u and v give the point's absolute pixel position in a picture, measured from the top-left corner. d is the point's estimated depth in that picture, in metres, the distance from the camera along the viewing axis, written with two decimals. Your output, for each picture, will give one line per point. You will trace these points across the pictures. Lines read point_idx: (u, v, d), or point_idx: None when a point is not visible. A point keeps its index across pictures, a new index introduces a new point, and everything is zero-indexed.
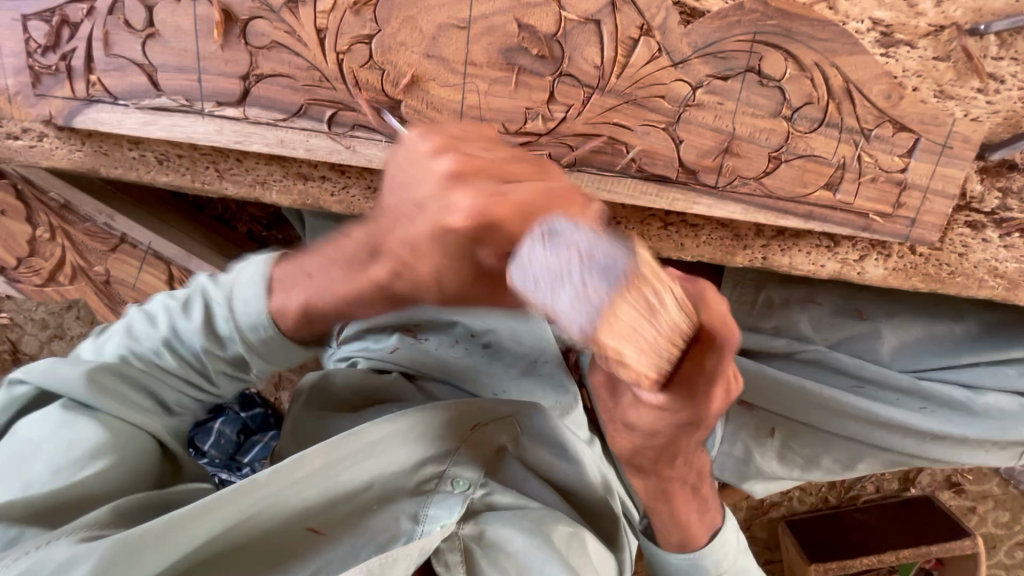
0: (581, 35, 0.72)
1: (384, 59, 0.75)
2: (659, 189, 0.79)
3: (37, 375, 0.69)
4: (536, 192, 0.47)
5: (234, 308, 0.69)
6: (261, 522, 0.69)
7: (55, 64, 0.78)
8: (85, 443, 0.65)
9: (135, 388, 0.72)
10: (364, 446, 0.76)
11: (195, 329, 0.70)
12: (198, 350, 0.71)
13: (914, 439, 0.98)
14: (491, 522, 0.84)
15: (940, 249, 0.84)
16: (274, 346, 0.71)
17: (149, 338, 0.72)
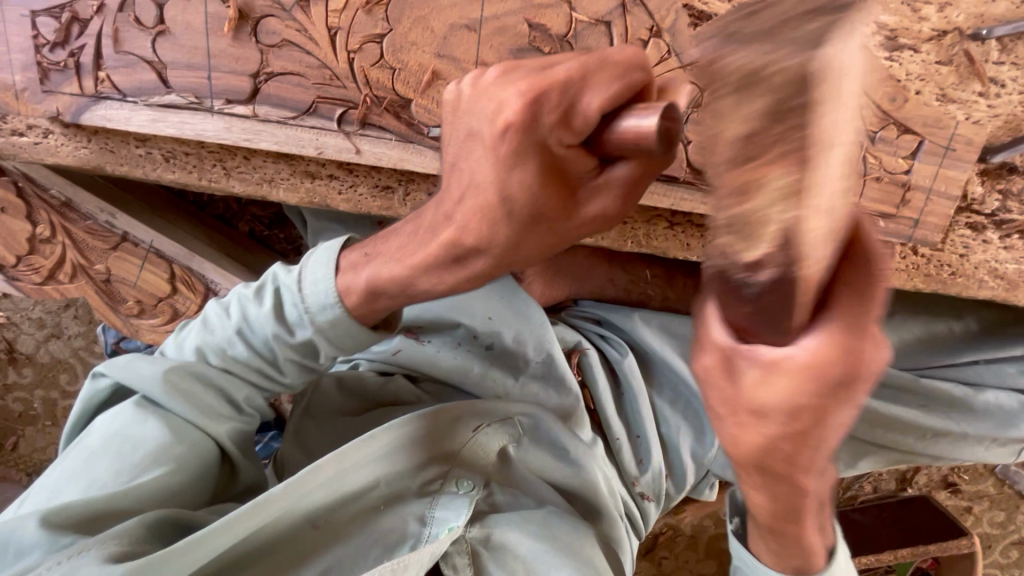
0: (592, 36, 0.73)
1: (395, 58, 0.75)
2: (666, 188, 0.80)
3: (118, 369, 0.74)
4: (577, 70, 0.48)
5: (304, 292, 0.73)
6: (271, 524, 0.69)
7: (63, 61, 0.78)
8: (147, 446, 0.68)
9: (205, 385, 0.75)
10: (368, 447, 0.76)
11: (271, 313, 0.73)
12: (267, 337, 0.74)
13: (916, 436, 0.99)
14: (498, 525, 0.84)
15: (942, 250, 0.85)
16: (341, 331, 0.73)
17: (225, 328, 0.76)
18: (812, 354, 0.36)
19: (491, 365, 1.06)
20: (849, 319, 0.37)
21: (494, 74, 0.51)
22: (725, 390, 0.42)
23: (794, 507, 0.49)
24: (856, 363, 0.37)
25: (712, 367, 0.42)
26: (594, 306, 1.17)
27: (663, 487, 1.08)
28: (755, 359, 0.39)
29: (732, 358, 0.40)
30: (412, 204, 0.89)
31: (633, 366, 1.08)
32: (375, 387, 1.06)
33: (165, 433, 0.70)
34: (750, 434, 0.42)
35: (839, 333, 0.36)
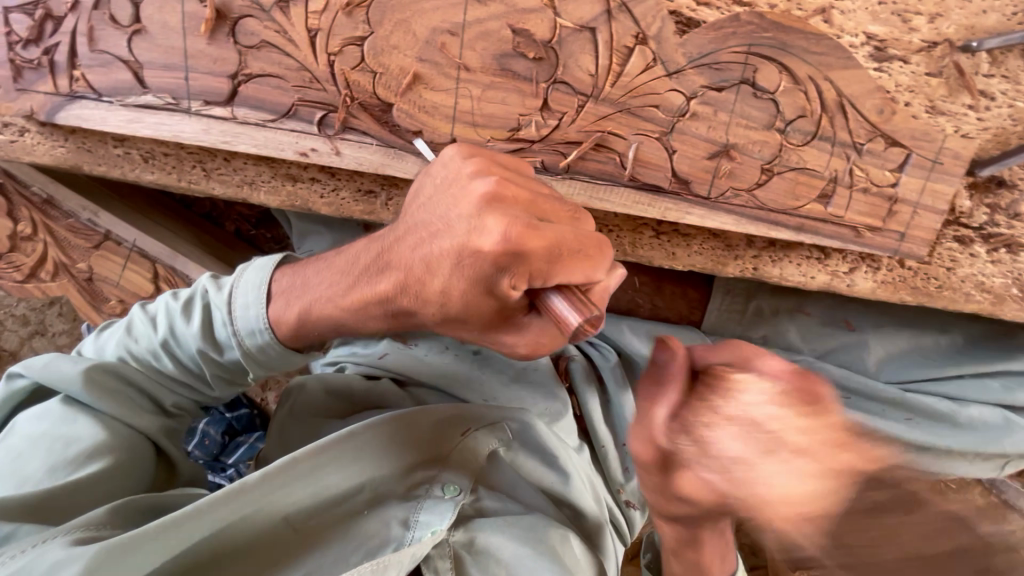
0: (576, 42, 0.71)
1: (376, 62, 0.73)
2: (652, 198, 0.79)
3: (34, 370, 0.71)
4: (565, 234, 0.54)
5: (235, 313, 0.71)
6: (251, 526, 0.68)
7: (37, 58, 0.76)
8: (82, 442, 0.67)
9: (127, 387, 0.73)
10: (350, 448, 0.77)
11: (193, 329, 0.71)
12: (194, 349, 0.72)
13: (900, 450, 0.98)
14: (482, 530, 0.83)
15: (929, 263, 0.86)
16: (273, 354, 0.72)
17: (150, 340, 0.74)
18: (805, 498, 0.39)
19: (477, 369, 1.07)
20: (810, 465, 0.40)
21: (486, 194, 0.54)
22: (657, 478, 0.52)
23: (692, 542, 0.63)
24: (827, 504, 0.40)
25: (645, 454, 0.52)
26: None
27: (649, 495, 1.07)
28: (697, 472, 0.47)
29: (668, 457, 0.50)
30: (395, 208, 0.87)
31: (619, 373, 1.08)
32: (361, 390, 1.04)
33: (98, 430, 0.69)
34: (669, 502, 0.54)
35: (809, 477, 0.40)
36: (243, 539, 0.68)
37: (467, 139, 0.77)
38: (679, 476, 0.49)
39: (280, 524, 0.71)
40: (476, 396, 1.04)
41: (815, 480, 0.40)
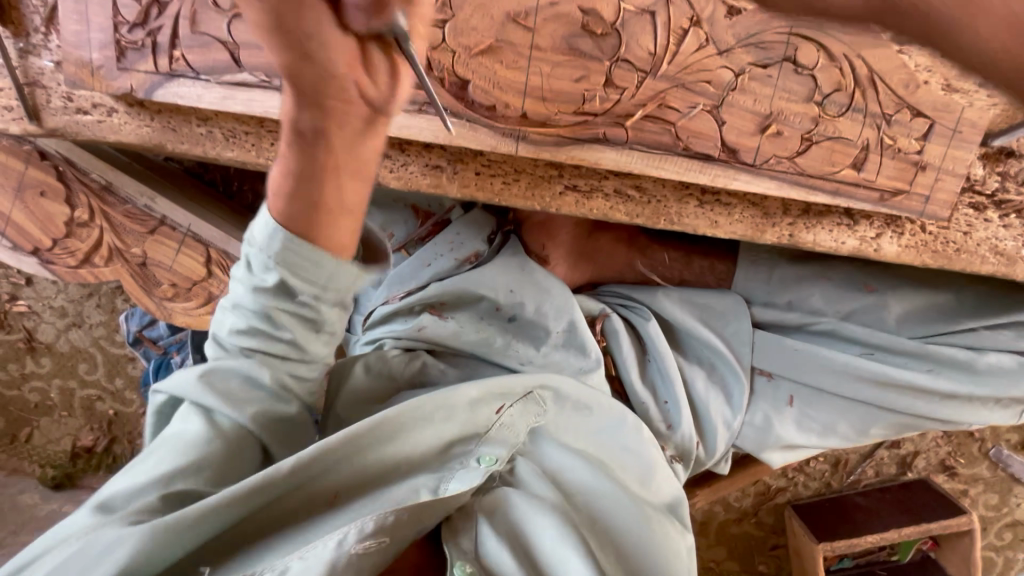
0: (637, 24, 0.80)
1: (456, 41, 0.81)
2: (703, 165, 0.87)
3: (164, 385, 0.79)
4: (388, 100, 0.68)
5: (258, 242, 0.72)
6: (295, 493, 0.79)
7: (141, 40, 0.83)
8: (189, 438, 0.74)
9: (232, 376, 0.78)
10: (383, 431, 0.87)
11: (251, 284, 0.74)
12: (257, 305, 0.75)
13: (925, 400, 1.07)
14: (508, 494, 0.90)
15: (948, 227, 0.94)
16: (295, 259, 0.71)
17: (243, 318, 0.77)
18: None
19: (512, 337, 1.11)
20: None
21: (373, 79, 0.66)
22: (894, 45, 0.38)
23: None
24: None
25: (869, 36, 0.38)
26: (615, 286, 1.23)
27: (691, 449, 1.13)
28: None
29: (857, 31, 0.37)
30: (461, 179, 0.94)
31: (656, 330, 1.13)
32: (402, 367, 1.09)
33: (202, 425, 0.75)
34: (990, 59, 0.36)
35: None
36: (287, 504, 0.79)
37: (537, 113, 0.84)
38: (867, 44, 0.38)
39: (317, 495, 0.81)
40: (511, 361, 1.09)
41: None
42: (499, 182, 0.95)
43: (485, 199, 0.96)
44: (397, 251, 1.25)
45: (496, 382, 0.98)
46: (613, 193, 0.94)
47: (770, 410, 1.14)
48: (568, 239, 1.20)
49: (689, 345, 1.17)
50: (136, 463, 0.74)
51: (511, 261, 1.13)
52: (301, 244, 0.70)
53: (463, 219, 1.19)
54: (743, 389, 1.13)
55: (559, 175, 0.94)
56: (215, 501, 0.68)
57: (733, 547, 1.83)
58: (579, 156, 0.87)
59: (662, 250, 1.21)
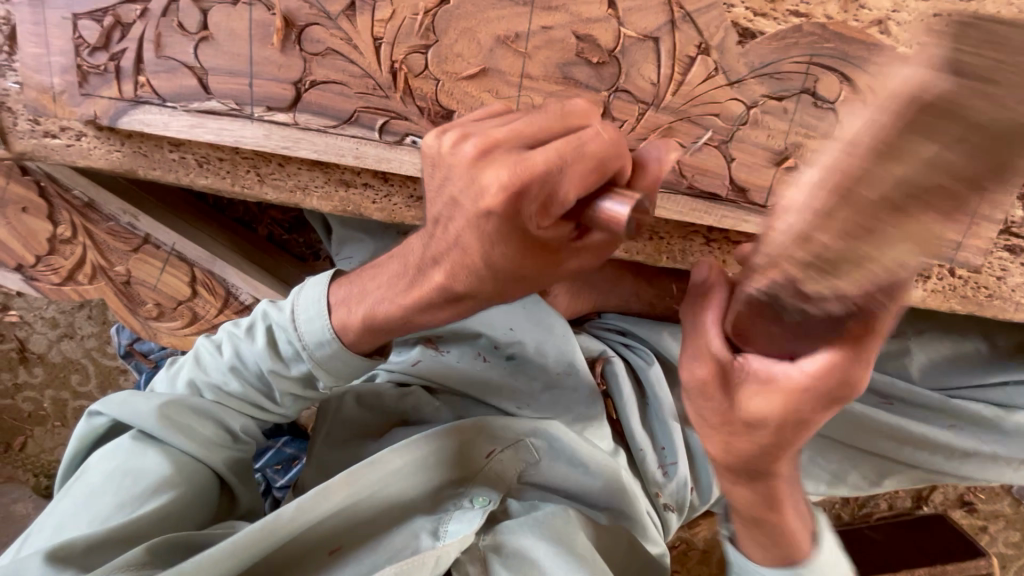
0: (639, 52, 0.72)
1: (440, 69, 0.74)
2: (709, 205, 0.79)
3: (112, 407, 0.80)
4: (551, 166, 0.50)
5: (297, 326, 0.79)
6: (297, 541, 0.79)
7: (104, 64, 0.77)
8: (149, 476, 0.75)
9: (209, 422, 0.82)
10: (384, 474, 0.83)
11: (270, 364, 0.81)
12: (262, 370, 0.82)
13: (944, 457, 0.99)
14: (510, 534, 0.88)
15: (980, 273, 0.86)
16: (338, 360, 0.79)
17: (220, 367, 0.83)
18: (806, 376, 0.55)
19: (510, 376, 1.05)
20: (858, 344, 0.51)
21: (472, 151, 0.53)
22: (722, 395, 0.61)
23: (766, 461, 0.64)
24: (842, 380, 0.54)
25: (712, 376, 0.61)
26: (618, 319, 1.16)
27: (686, 498, 1.08)
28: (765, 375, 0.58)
29: (730, 366, 0.60)
30: None
31: (658, 375, 1.08)
32: (394, 402, 1.06)
33: (165, 464, 0.76)
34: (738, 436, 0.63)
35: (844, 353, 0.52)
36: (288, 550, 0.79)
37: None
38: (745, 394, 0.59)
39: (318, 541, 0.81)
40: (508, 405, 1.03)
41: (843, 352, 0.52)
42: None
43: None
44: None
45: (487, 422, 0.95)
46: None
47: None
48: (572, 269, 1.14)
49: None
50: (91, 497, 0.74)
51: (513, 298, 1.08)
52: (343, 352, 0.77)
53: None
54: None
55: None
56: (221, 555, 0.68)
57: None
58: None
59: (669, 283, 1.16)
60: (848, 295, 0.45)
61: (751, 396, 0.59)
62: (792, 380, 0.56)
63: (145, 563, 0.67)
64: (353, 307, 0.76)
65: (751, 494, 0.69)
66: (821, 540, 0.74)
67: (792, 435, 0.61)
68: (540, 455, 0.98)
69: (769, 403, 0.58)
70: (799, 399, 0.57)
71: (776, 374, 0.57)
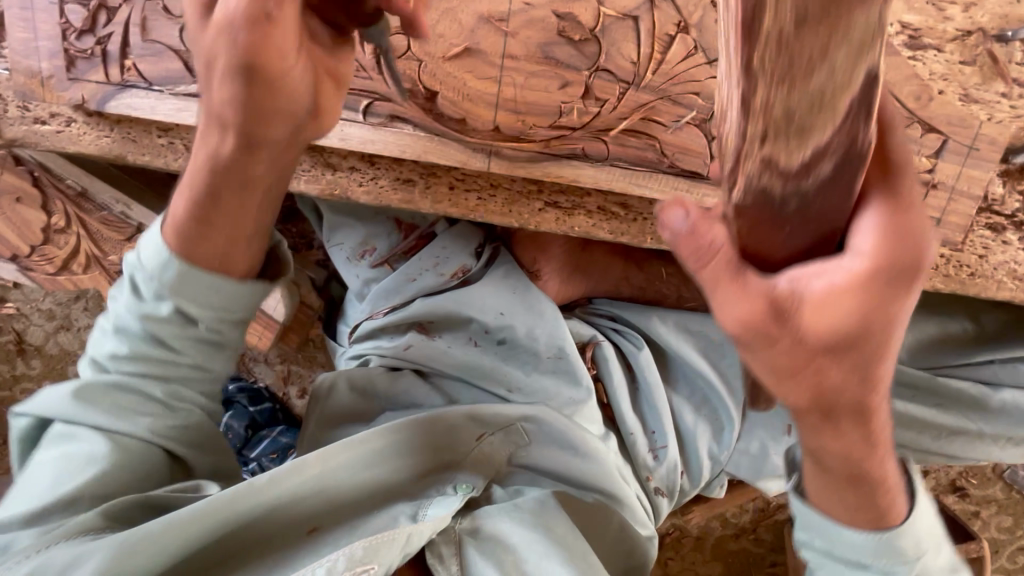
0: (619, 31, 0.73)
1: (423, 50, 0.75)
2: (691, 184, 0.80)
3: (31, 405, 0.80)
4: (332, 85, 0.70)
5: (145, 263, 0.73)
6: (273, 520, 0.78)
7: (91, 48, 0.78)
8: (83, 453, 0.75)
9: (121, 394, 0.78)
10: (363, 454, 0.86)
11: (139, 309, 0.75)
12: (138, 323, 0.76)
13: (930, 436, 1.01)
14: (491, 519, 0.89)
15: (962, 251, 0.86)
16: (190, 282, 0.72)
17: (108, 338, 0.79)
18: (876, 247, 0.50)
19: (501, 360, 1.07)
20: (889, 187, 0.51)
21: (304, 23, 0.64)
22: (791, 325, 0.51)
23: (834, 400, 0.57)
24: (904, 255, 0.50)
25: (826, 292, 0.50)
26: (608, 304, 1.16)
27: (676, 482, 1.10)
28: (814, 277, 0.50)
29: (780, 304, 0.50)
30: (433, 196, 0.89)
31: (648, 359, 1.08)
32: (385, 386, 1.07)
33: (99, 440, 0.76)
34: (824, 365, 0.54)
35: (888, 211, 0.50)
36: (261, 530, 0.78)
37: (510, 127, 0.78)
38: (802, 318, 0.51)
39: (295, 521, 0.80)
40: (499, 388, 1.05)
41: (892, 207, 0.50)
42: (476, 197, 0.89)
43: (461, 215, 0.90)
44: (380, 265, 1.17)
45: (474, 411, 0.96)
46: (597, 211, 0.88)
47: (766, 437, 1.10)
48: (562, 253, 1.13)
49: (681, 373, 1.12)
50: (31, 479, 0.76)
51: (503, 283, 1.08)
52: (193, 269, 0.72)
53: (450, 232, 1.13)
54: (735, 422, 1.08)
55: (540, 191, 0.88)
56: (188, 519, 0.71)
57: (731, 563, 1.77)
58: (558, 172, 0.80)
59: (659, 267, 1.15)
60: (834, 148, 0.45)
61: (822, 315, 0.50)
62: (855, 275, 0.49)
63: (108, 524, 0.71)
64: (178, 199, 0.73)
65: (835, 442, 0.62)
66: (917, 498, 0.70)
67: (868, 351, 0.54)
68: (525, 442, 0.99)
69: (843, 298, 0.50)
70: (872, 290, 0.50)
71: (846, 253, 0.50)
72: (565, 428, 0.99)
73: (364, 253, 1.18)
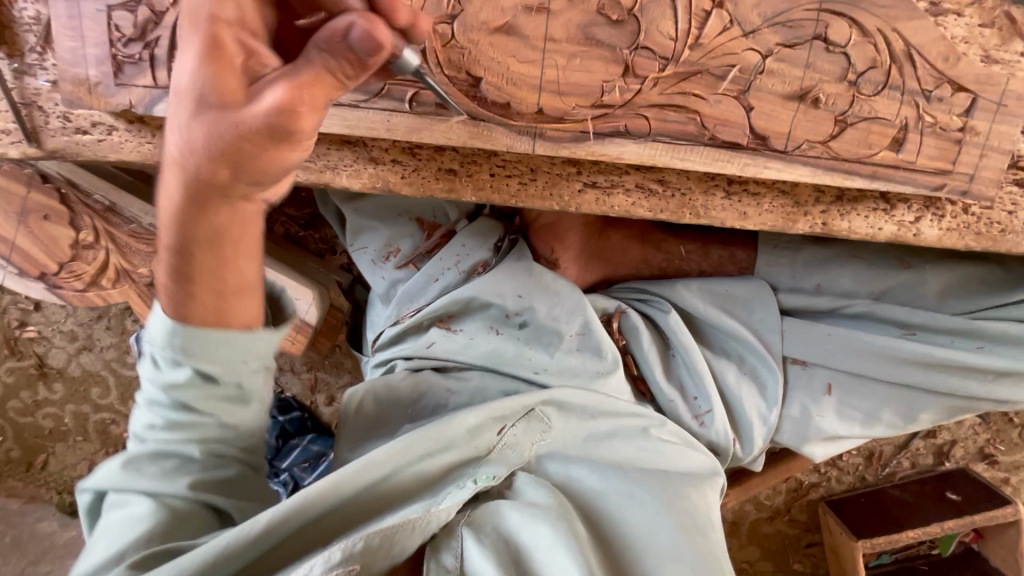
0: (657, 8, 0.75)
1: (465, 37, 0.77)
2: (731, 154, 0.82)
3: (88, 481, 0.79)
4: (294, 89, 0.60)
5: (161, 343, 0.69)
6: (294, 539, 0.79)
7: (138, 53, 0.80)
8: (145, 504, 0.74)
9: (175, 448, 0.75)
10: (372, 467, 0.83)
11: (162, 382, 0.71)
12: (173, 396, 0.72)
13: (976, 380, 1.03)
14: (510, 514, 0.87)
15: (990, 208, 0.90)
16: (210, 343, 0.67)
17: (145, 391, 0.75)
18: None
19: (525, 344, 1.07)
20: None
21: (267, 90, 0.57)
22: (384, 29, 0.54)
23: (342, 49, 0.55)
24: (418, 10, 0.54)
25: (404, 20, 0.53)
26: (633, 283, 1.19)
27: (729, 447, 1.09)
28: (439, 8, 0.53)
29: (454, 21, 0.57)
30: (475, 182, 0.90)
31: (678, 322, 1.09)
32: (410, 387, 1.07)
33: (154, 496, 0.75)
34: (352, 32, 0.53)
35: None
36: (287, 552, 0.79)
37: (554, 108, 0.80)
38: None
39: (309, 535, 0.80)
40: (525, 370, 1.05)
41: None
42: (516, 183, 0.90)
43: (504, 200, 0.92)
44: (404, 266, 1.19)
45: (501, 401, 0.95)
46: (635, 188, 0.90)
47: (807, 399, 1.10)
48: (579, 240, 1.17)
49: (711, 338, 1.14)
50: (109, 529, 0.74)
51: (518, 265, 1.09)
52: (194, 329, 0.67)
53: (469, 228, 1.15)
54: (777, 378, 1.09)
55: (578, 171, 0.90)
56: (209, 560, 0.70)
57: (767, 547, 1.78)
58: (600, 151, 0.82)
59: (677, 245, 1.18)
60: None
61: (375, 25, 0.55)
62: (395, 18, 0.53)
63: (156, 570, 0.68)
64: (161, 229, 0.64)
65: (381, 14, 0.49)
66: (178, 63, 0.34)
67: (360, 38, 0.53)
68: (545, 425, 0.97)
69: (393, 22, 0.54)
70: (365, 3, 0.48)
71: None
72: (597, 399, 0.99)
73: (388, 255, 1.20)
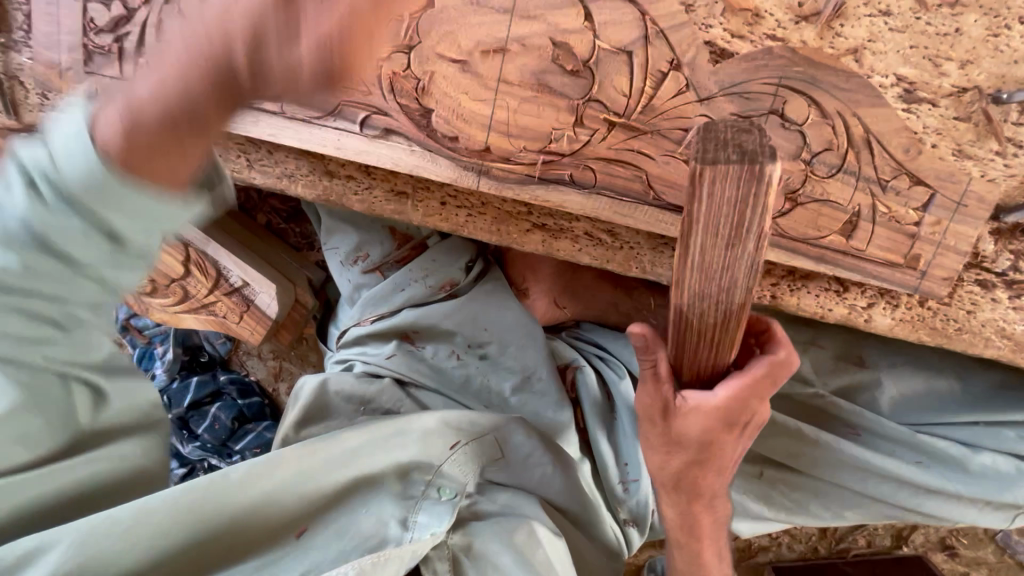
0: (612, 64, 0.74)
1: (420, 70, 0.77)
2: (675, 218, 0.81)
3: None
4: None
5: None
6: (252, 521, 0.71)
7: (109, 45, 0.83)
8: None
9: None
10: (345, 450, 0.80)
11: None
12: None
13: (909, 492, 1.00)
14: (479, 534, 0.80)
15: (949, 305, 0.86)
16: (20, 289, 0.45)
17: None
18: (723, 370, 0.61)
19: (482, 375, 1.07)
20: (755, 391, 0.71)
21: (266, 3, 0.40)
22: None
23: None
24: None
25: None
26: (596, 330, 1.17)
27: (646, 516, 1.04)
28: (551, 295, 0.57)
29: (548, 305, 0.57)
30: (425, 210, 0.91)
31: (629, 389, 1.05)
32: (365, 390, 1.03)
33: None
34: None
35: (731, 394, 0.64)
36: (242, 536, 0.70)
37: (501, 149, 0.80)
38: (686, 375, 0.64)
39: (277, 524, 0.72)
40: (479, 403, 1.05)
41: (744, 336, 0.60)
42: (465, 213, 0.91)
43: (449, 229, 0.92)
44: (371, 272, 1.19)
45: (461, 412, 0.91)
46: (583, 237, 0.89)
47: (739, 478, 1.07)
48: (550, 274, 1.16)
49: None
50: None
51: (492, 295, 1.11)
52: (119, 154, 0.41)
53: (441, 245, 1.15)
54: None
55: (527, 212, 0.89)
56: (158, 505, 0.66)
57: None
58: (546, 197, 0.83)
59: (648, 296, 1.16)
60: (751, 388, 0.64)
61: None
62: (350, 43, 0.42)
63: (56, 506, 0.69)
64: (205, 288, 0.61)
65: None
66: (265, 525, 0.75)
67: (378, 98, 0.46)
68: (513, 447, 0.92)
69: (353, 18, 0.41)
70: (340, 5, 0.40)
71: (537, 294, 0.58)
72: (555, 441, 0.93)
73: (356, 261, 1.20)
